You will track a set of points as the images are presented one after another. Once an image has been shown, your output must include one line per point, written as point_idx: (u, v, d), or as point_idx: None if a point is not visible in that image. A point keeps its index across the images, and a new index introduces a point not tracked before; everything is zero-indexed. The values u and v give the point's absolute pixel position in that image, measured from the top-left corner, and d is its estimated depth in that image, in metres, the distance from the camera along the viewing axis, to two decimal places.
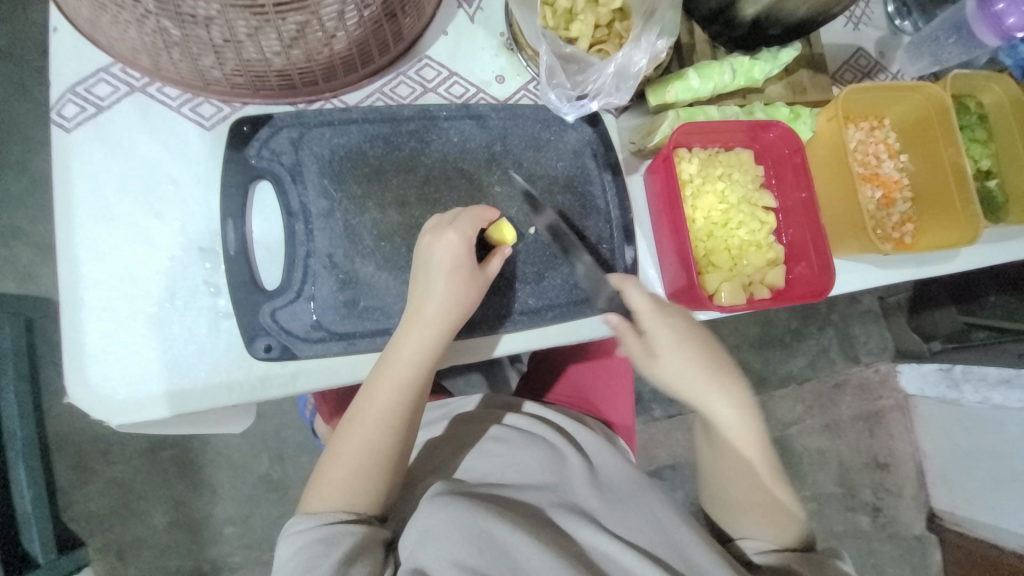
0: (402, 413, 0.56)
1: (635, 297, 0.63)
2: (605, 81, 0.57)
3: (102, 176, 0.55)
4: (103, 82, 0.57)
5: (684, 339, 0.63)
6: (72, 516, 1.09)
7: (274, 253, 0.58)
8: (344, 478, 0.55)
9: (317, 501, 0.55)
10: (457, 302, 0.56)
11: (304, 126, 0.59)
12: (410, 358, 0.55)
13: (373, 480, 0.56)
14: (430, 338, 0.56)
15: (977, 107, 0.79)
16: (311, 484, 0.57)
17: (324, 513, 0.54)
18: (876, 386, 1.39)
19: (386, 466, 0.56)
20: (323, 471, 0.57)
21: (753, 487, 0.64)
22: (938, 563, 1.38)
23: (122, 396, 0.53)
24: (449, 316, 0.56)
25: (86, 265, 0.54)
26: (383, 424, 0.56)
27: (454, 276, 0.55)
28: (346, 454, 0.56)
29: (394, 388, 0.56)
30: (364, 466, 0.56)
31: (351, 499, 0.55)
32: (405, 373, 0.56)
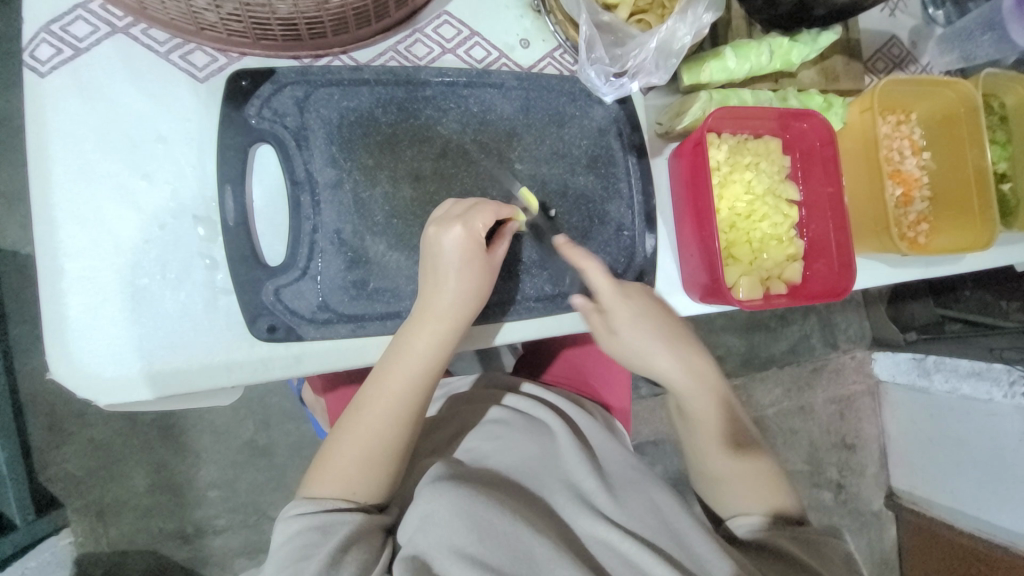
0: (408, 408, 0.54)
1: (596, 276, 0.59)
2: (646, 57, 0.53)
3: (81, 129, 0.49)
4: (80, 20, 0.49)
5: (644, 313, 0.61)
6: (47, 476, 1.05)
7: (276, 223, 0.53)
8: (346, 468, 0.54)
9: (317, 486, 0.54)
10: (469, 298, 0.53)
11: (310, 84, 0.53)
12: (418, 354, 0.53)
13: (376, 471, 0.54)
14: (440, 335, 0.53)
15: (1001, 107, 0.77)
16: (313, 468, 0.56)
17: (323, 499, 0.53)
18: (852, 372, 1.44)
19: (389, 458, 0.55)
20: (325, 457, 0.55)
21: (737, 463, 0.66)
22: (892, 538, 1.47)
23: (110, 373, 0.48)
24: (461, 313, 0.53)
25: (66, 229, 0.48)
26: (389, 418, 0.54)
27: (466, 271, 0.52)
28: (349, 443, 0.54)
29: (401, 383, 0.54)
30: (367, 457, 0.54)
31: (351, 489, 0.54)
32: (413, 368, 0.53)
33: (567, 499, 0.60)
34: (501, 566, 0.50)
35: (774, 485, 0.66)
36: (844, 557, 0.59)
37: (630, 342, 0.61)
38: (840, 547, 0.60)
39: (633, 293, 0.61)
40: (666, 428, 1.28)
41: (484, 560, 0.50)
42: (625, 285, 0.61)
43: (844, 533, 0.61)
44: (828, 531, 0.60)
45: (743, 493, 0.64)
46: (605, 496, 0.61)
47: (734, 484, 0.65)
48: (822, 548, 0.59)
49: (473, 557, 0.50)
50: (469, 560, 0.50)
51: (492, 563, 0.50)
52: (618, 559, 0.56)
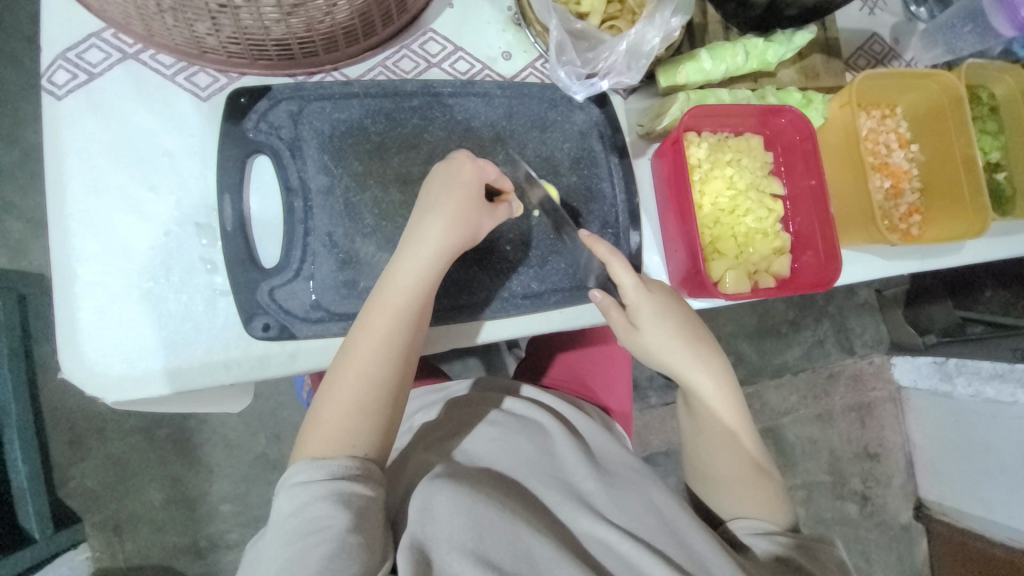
0: (403, 344, 0.53)
1: (621, 273, 0.60)
2: (617, 59, 0.55)
3: (94, 147, 0.54)
4: (95, 48, 0.54)
5: (670, 310, 0.62)
6: (68, 491, 1.09)
7: (273, 230, 0.57)
8: (341, 414, 0.51)
9: (315, 447, 0.50)
10: (461, 225, 0.54)
11: (303, 99, 0.57)
12: (409, 279, 0.53)
13: (372, 412, 0.51)
14: (433, 259, 0.54)
15: (990, 97, 0.77)
16: (304, 432, 0.51)
17: (325, 459, 0.49)
18: (870, 377, 1.40)
19: (386, 396, 0.52)
20: (317, 415, 0.51)
21: (739, 463, 0.64)
22: (924, 552, 1.41)
23: (117, 372, 0.52)
24: (452, 240, 0.54)
25: (78, 239, 0.52)
26: (383, 354, 0.52)
27: (459, 198, 0.54)
28: (344, 390, 0.51)
29: (394, 313, 0.53)
30: (365, 400, 0.51)
31: (348, 436, 0.50)
32: (404, 298, 0.53)
33: (563, 497, 0.60)
34: (502, 564, 0.50)
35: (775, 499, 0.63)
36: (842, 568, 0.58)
37: (654, 342, 0.62)
38: (836, 555, 0.58)
39: (654, 289, 0.62)
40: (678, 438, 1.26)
41: (487, 557, 0.50)
42: (648, 284, 0.62)
43: (839, 541, 0.60)
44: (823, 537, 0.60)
45: (741, 498, 0.63)
46: (604, 494, 0.61)
47: (736, 486, 0.64)
48: (819, 555, 0.57)
49: (475, 553, 0.50)
50: (471, 557, 0.50)
51: (494, 561, 0.50)
52: (617, 560, 0.55)
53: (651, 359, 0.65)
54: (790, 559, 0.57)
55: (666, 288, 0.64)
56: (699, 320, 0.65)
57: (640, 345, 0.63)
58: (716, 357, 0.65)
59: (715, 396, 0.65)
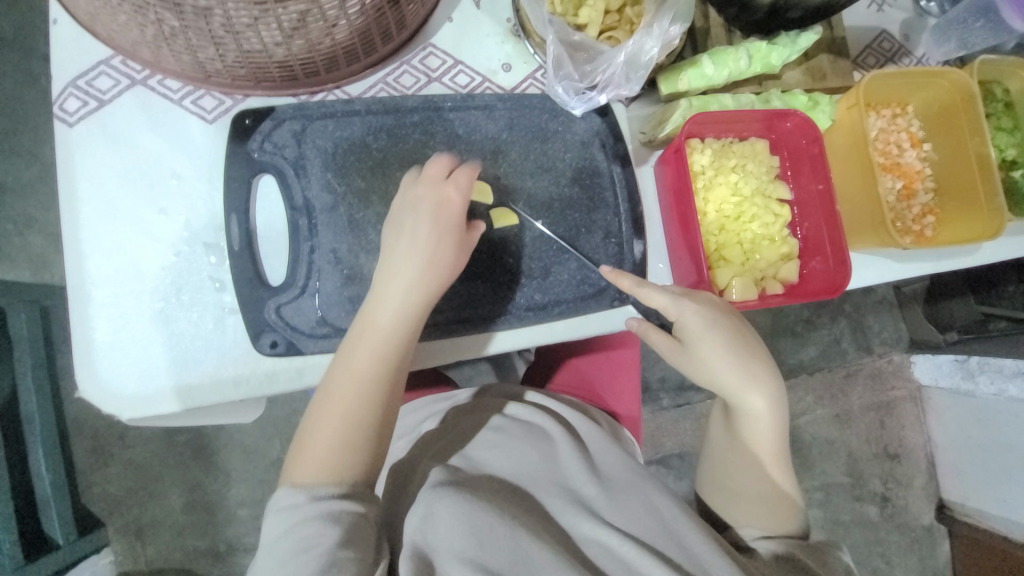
0: (384, 375, 0.53)
1: (655, 296, 0.60)
2: (615, 71, 0.55)
3: (106, 171, 0.55)
4: (104, 74, 0.56)
5: (720, 325, 0.60)
6: (91, 497, 1.12)
7: (279, 247, 0.58)
8: (322, 447, 0.51)
9: (299, 475, 0.51)
10: (441, 256, 0.54)
11: (306, 118, 0.58)
12: (389, 310, 0.53)
13: (351, 444, 0.51)
14: (413, 285, 0.54)
15: (1005, 93, 0.75)
16: (291, 456, 0.52)
17: (311, 486, 0.50)
18: (889, 376, 1.37)
19: (366, 427, 0.52)
20: (302, 443, 0.52)
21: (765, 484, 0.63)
22: (947, 554, 1.37)
23: (131, 390, 0.53)
24: (433, 264, 0.54)
25: (92, 260, 0.54)
26: (364, 386, 0.52)
27: (441, 228, 0.54)
28: (326, 419, 0.52)
29: (375, 343, 0.53)
30: (347, 430, 0.52)
31: (332, 468, 0.51)
32: (384, 329, 0.53)
33: (567, 502, 0.60)
34: (500, 568, 0.51)
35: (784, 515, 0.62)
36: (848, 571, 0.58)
37: (701, 354, 0.61)
38: (842, 560, 0.59)
39: (704, 302, 0.60)
40: (691, 440, 1.25)
41: (484, 562, 0.51)
42: (693, 293, 0.60)
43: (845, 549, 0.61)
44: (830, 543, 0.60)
45: (752, 512, 0.62)
46: (604, 498, 0.61)
47: (755, 497, 0.63)
48: (827, 558, 0.58)
49: (473, 560, 0.51)
50: (469, 564, 0.51)
51: (491, 566, 0.51)
52: (616, 564, 0.56)
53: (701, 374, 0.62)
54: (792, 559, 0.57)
55: (718, 301, 0.61)
56: (751, 332, 0.62)
57: (689, 359, 0.62)
58: (772, 377, 0.61)
59: (768, 416, 0.62)
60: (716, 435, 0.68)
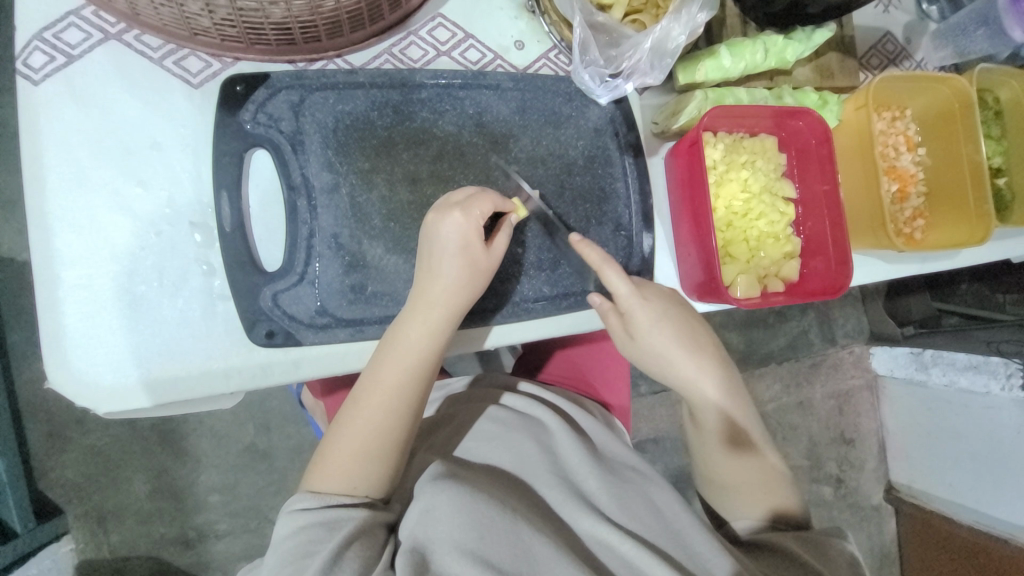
0: (408, 395, 0.54)
1: (614, 279, 0.58)
2: (641, 57, 0.53)
3: (75, 137, 0.49)
4: (74, 27, 0.49)
5: (665, 316, 0.61)
6: (46, 484, 1.05)
7: (273, 229, 0.53)
8: (344, 462, 0.53)
9: (318, 483, 0.53)
10: (466, 284, 0.53)
11: (304, 89, 0.53)
12: (416, 341, 0.53)
13: (372, 463, 0.53)
14: (437, 316, 0.53)
15: (995, 102, 0.77)
16: (313, 464, 0.54)
17: (327, 496, 0.52)
18: (850, 366, 1.44)
19: (388, 448, 0.54)
20: (325, 453, 0.54)
21: (746, 469, 0.65)
22: (892, 531, 1.48)
23: (108, 382, 0.48)
24: (460, 296, 0.53)
25: (62, 237, 0.48)
26: (389, 408, 0.53)
27: (462, 257, 0.52)
28: (350, 439, 0.53)
29: (399, 373, 0.53)
30: (368, 451, 0.53)
31: (350, 483, 0.53)
32: (409, 358, 0.53)
33: (567, 497, 0.60)
34: (502, 563, 0.50)
35: (776, 494, 0.64)
36: (853, 564, 0.56)
37: (650, 343, 0.61)
38: (846, 549, 0.58)
39: (653, 295, 0.61)
40: (667, 426, 1.28)
41: (485, 556, 0.50)
42: (643, 286, 0.60)
43: (851, 536, 0.59)
44: (832, 533, 0.58)
45: (746, 501, 0.63)
46: (604, 492, 0.61)
47: (741, 487, 0.64)
48: (827, 551, 0.56)
49: (474, 552, 0.50)
50: (470, 557, 0.49)
51: (494, 560, 0.50)
52: (617, 558, 0.56)
53: (647, 360, 0.64)
54: (790, 550, 0.56)
55: (665, 292, 0.62)
56: (699, 321, 0.65)
57: (639, 349, 0.63)
58: (717, 362, 0.65)
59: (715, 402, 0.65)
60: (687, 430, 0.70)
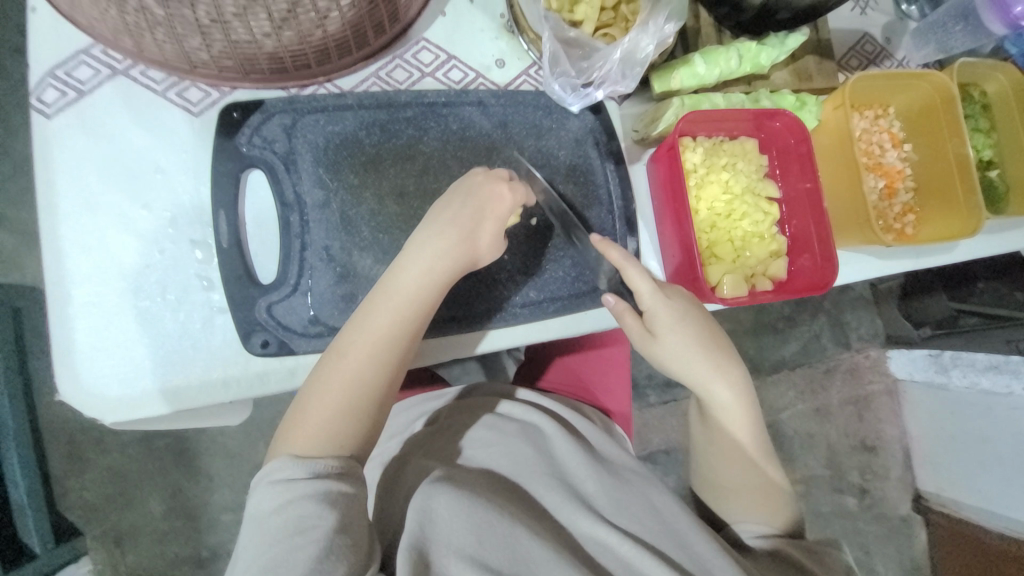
0: (396, 351, 0.53)
1: (636, 277, 0.59)
2: (611, 68, 0.55)
3: (86, 166, 0.53)
4: (83, 64, 0.54)
5: (686, 316, 0.61)
6: (66, 505, 1.08)
7: (269, 245, 0.56)
8: (321, 420, 0.50)
9: (290, 444, 0.49)
10: (462, 244, 0.55)
11: (297, 112, 0.56)
12: (422, 296, 0.54)
13: (353, 421, 0.51)
14: (432, 275, 0.54)
15: (981, 95, 0.77)
16: (285, 428, 0.51)
17: (302, 457, 0.48)
18: (866, 371, 1.41)
19: (367, 405, 0.52)
20: (301, 412, 0.51)
21: (752, 474, 0.64)
22: (922, 543, 1.42)
23: (115, 393, 0.51)
24: (458, 257, 0.55)
25: (73, 258, 0.52)
26: (375, 364, 0.52)
27: (482, 220, 0.55)
28: (335, 391, 0.51)
29: (397, 328, 0.53)
30: (350, 407, 0.51)
31: (326, 442, 0.50)
32: (412, 312, 0.53)
33: (565, 500, 0.60)
34: (500, 567, 0.50)
35: (778, 499, 0.63)
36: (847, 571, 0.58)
37: (669, 344, 0.61)
38: (842, 559, 0.59)
39: (676, 296, 0.61)
40: (678, 436, 1.27)
41: (484, 560, 0.50)
42: (666, 287, 0.61)
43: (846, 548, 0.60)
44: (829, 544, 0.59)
45: (750, 505, 0.62)
46: (602, 495, 0.61)
47: (748, 491, 0.63)
48: (824, 558, 0.57)
49: (473, 557, 0.50)
50: (469, 561, 0.50)
51: (492, 564, 0.50)
52: (616, 562, 0.55)
53: (664, 362, 0.63)
54: (793, 558, 0.57)
55: (688, 294, 0.62)
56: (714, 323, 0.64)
57: (661, 348, 0.62)
58: (736, 366, 0.64)
59: (732, 406, 0.64)
60: (692, 434, 0.69)
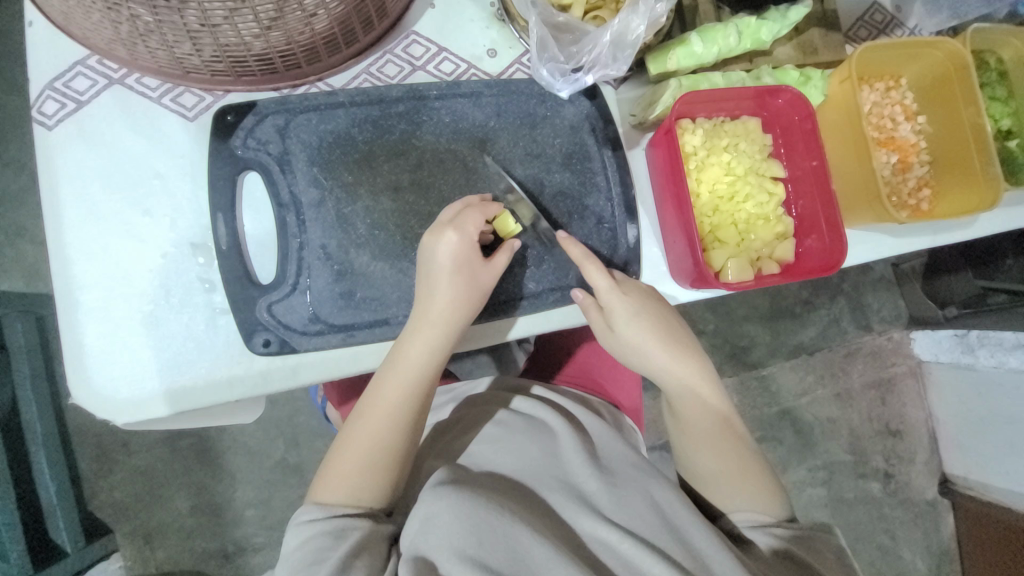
0: (410, 410, 0.56)
1: (596, 274, 0.59)
2: (601, 52, 0.54)
3: (89, 176, 0.54)
4: (81, 75, 0.55)
5: (645, 310, 0.61)
6: (97, 504, 1.12)
7: (268, 247, 0.57)
8: (348, 473, 0.56)
9: (323, 492, 0.56)
10: (463, 300, 0.55)
11: (289, 112, 0.57)
12: (415, 358, 0.55)
13: (376, 476, 0.56)
14: (437, 335, 0.55)
15: (999, 63, 0.74)
16: (319, 475, 0.57)
17: (334, 507, 0.55)
18: (888, 353, 1.37)
19: (389, 461, 0.56)
20: (331, 464, 0.57)
21: (729, 459, 0.62)
22: (950, 528, 1.38)
23: (124, 395, 0.53)
24: (460, 312, 0.55)
25: (79, 265, 0.53)
26: (391, 422, 0.56)
27: (457, 276, 0.54)
28: (351, 450, 0.56)
29: (398, 390, 0.56)
30: (372, 463, 0.56)
31: (354, 494, 0.56)
32: (409, 373, 0.56)
33: (567, 498, 0.59)
34: (500, 568, 0.50)
35: (761, 482, 0.61)
36: (842, 554, 0.56)
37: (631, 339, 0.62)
38: (834, 542, 0.57)
39: (633, 292, 0.61)
40: None
41: (484, 561, 0.50)
42: (624, 282, 0.61)
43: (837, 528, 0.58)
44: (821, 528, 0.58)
45: (734, 491, 0.61)
46: (604, 492, 0.60)
47: (728, 477, 0.61)
48: (817, 545, 0.56)
49: (473, 558, 0.50)
50: (469, 562, 0.50)
51: (491, 565, 0.50)
52: (619, 560, 0.55)
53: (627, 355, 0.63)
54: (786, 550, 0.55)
55: (644, 289, 0.62)
56: (675, 312, 0.64)
57: (622, 345, 0.63)
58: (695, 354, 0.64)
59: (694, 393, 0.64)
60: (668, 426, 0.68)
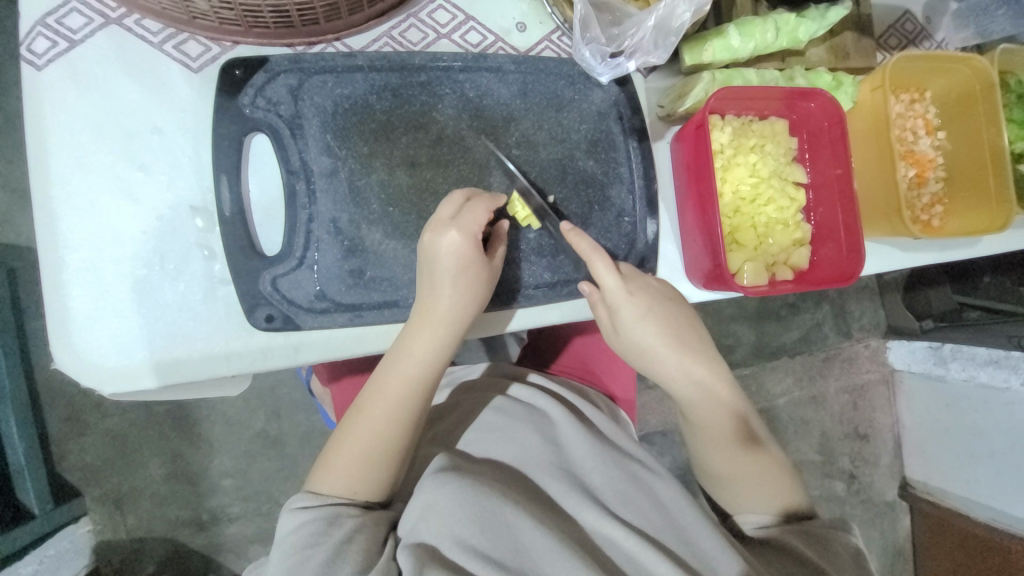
0: (411, 406, 0.54)
1: (602, 271, 0.57)
2: (644, 35, 0.51)
3: (79, 123, 0.50)
4: (75, 12, 0.50)
5: (649, 311, 0.59)
6: (66, 466, 1.08)
7: (274, 216, 0.54)
8: (348, 466, 0.54)
9: (319, 482, 0.54)
10: (470, 298, 0.53)
11: (303, 72, 0.53)
12: (418, 356, 0.53)
13: (375, 470, 0.54)
14: (440, 332, 0.53)
15: (1019, 85, 0.72)
16: (317, 464, 0.55)
17: (330, 498, 0.53)
18: (865, 360, 1.40)
19: (389, 456, 0.54)
20: (329, 455, 0.55)
21: (743, 461, 0.62)
22: (906, 529, 1.44)
23: (111, 363, 0.49)
24: (466, 309, 0.53)
25: (66, 222, 0.49)
26: (392, 417, 0.54)
27: (465, 275, 0.52)
28: (352, 445, 0.54)
29: (400, 387, 0.54)
30: (372, 457, 0.54)
31: (352, 487, 0.54)
32: (412, 371, 0.54)
33: (569, 491, 0.58)
34: (501, 557, 0.49)
35: (772, 481, 0.62)
36: (854, 557, 0.56)
37: (635, 338, 0.60)
38: (849, 543, 0.57)
39: (641, 289, 0.59)
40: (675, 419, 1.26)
41: (485, 551, 0.49)
42: (630, 277, 0.59)
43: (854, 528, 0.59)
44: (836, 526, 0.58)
45: (742, 493, 0.62)
46: (606, 487, 0.59)
47: (741, 480, 0.62)
48: (832, 546, 0.56)
49: (475, 547, 0.49)
50: (471, 551, 0.49)
51: (492, 554, 0.49)
52: (618, 554, 0.54)
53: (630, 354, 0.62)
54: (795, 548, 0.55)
55: (653, 286, 0.60)
56: (691, 316, 0.63)
57: (623, 343, 0.62)
58: (703, 353, 0.62)
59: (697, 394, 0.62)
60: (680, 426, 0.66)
